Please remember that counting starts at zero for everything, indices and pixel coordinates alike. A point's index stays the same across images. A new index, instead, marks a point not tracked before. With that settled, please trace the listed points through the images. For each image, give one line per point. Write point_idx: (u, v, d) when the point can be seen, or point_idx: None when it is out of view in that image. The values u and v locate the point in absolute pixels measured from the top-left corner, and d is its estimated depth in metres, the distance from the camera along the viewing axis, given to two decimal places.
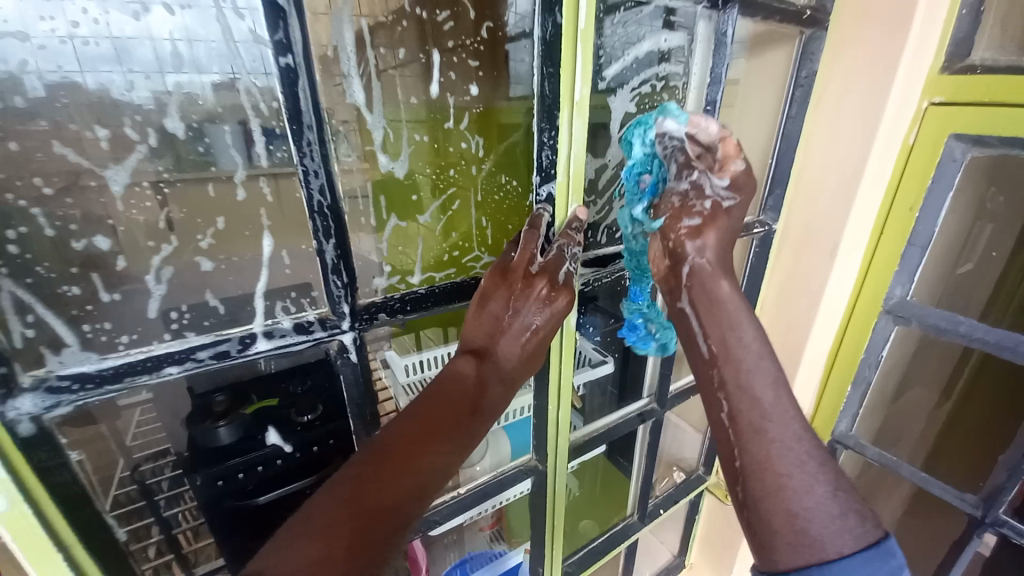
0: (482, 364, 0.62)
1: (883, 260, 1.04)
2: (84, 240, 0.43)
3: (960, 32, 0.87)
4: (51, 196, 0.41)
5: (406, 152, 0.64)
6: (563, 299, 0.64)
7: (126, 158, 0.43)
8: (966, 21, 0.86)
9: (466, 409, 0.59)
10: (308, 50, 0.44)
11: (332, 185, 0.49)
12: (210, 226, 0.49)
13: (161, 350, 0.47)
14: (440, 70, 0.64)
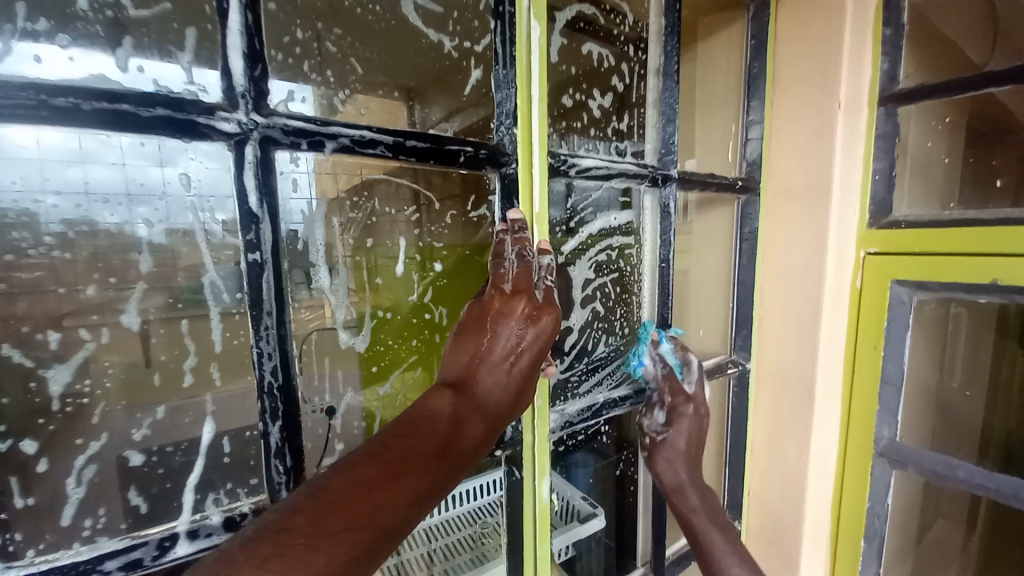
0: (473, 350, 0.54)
1: (861, 401, 1.03)
2: (10, 441, 0.42)
3: (879, 195, 0.96)
4: None
5: (368, 326, 0.65)
6: (547, 316, 0.56)
7: (72, 355, 0.49)
8: (882, 184, 0.96)
9: (445, 433, 0.48)
10: (277, 247, 0.47)
11: (286, 366, 0.48)
12: (149, 416, 0.51)
13: (66, 561, 0.39)
14: (406, 253, 0.68)
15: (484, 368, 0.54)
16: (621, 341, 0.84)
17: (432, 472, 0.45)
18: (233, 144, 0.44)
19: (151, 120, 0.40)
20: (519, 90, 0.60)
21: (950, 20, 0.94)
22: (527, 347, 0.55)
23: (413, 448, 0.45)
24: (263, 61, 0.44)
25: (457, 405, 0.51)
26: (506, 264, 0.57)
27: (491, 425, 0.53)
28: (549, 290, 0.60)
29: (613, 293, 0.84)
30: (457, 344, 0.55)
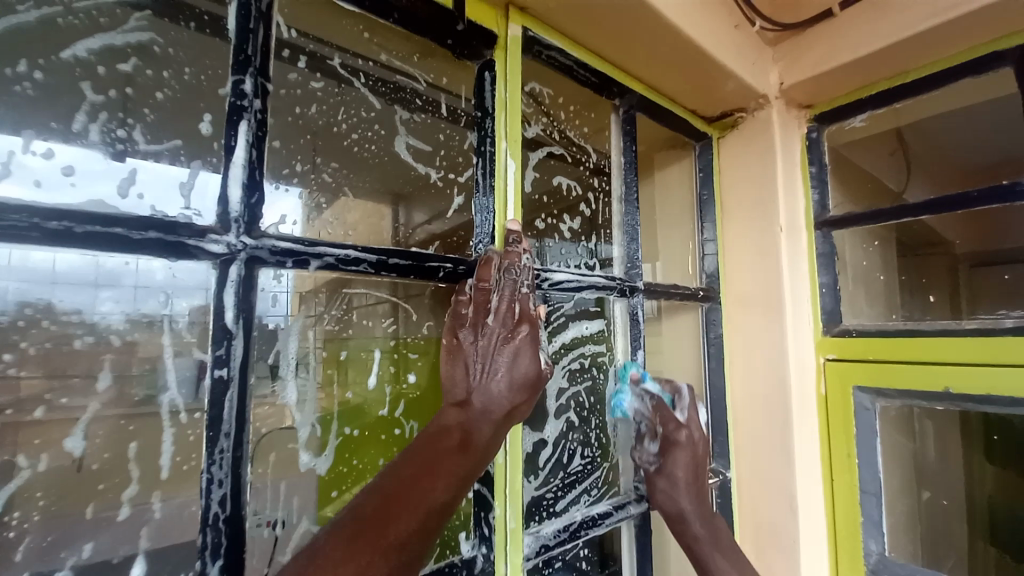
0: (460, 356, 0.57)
1: (844, 512, 1.00)
2: None
3: (827, 306, 1.05)
4: None
5: (331, 447, 0.59)
6: (525, 328, 0.60)
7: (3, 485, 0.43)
8: (829, 297, 1.05)
9: (456, 444, 0.53)
10: (246, 363, 0.46)
11: (236, 494, 0.45)
12: (71, 555, 0.42)
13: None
14: (380, 365, 0.65)
15: (479, 387, 0.56)
16: (598, 452, 0.83)
17: (453, 470, 0.51)
18: (217, 263, 0.45)
19: (139, 241, 0.42)
20: (498, 213, 0.66)
21: (867, 159, 1.10)
22: (513, 357, 0.58)
23: (436, 451, 0.52)
24: (261, 189, 0.48)
25: (463, 420, 0.55)
26: (488, 285, 0.59)
27: (498, 429, 0.56)
28: (526, 296, 0.61)
29: (590, 403, 0.83)
30: (451, 367, 0.57)
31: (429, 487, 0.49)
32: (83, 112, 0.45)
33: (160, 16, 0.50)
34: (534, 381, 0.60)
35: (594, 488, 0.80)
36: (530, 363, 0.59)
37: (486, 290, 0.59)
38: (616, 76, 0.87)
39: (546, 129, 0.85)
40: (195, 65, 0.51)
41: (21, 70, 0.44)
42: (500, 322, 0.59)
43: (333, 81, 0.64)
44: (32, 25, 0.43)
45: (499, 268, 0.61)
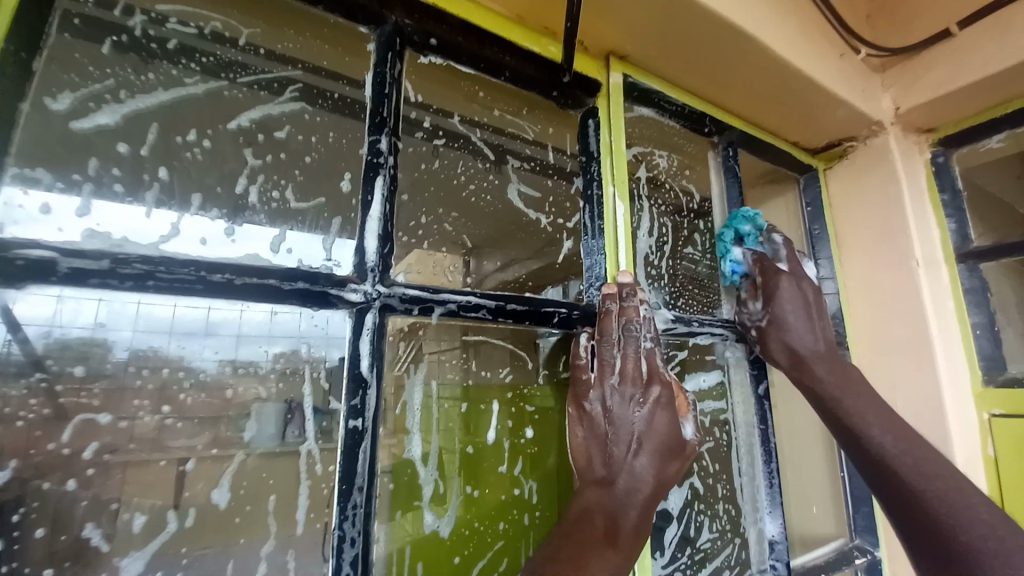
0: (589, 419, 0.55)
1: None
2: None
3: (984, 349, 0.88)
4: None
5: (453, 507, 0.58)
6: (657, 387, 0.56)
7: (151, 541, 0.42)
8: (986, 340, 0.88)
9: (603, 534, 0.48)
10: (377, 413, 0.45)
11: (366, 554, 0.42)
12: None
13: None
14: (498, 417, 0.62)
15: (617, 463, 0.53)
16: (728, 524, 0.73)
17: (602, 566, 0.45)
18: (353, 312, 0.46)
19: (289, 291, 0.43)
20: (609, 265, 0.64)
21: (997, 184, 0.94)
22: (652, 427, 0.54)
23: (579, 540, 0.46)
24: (392, 240, 0.49)
25: (605, 502, 0.51)
26: (612, 347, 0.57)
27: (645, 512, 0.51)
28: (653, 350, 0.58)
29: (713, 467, 0.74)
30: (586, 443, 0.55)
31: None
32: (245, 176, 0.51)
33: (308, 91, 0.55)
34: (675, 445, 0.55)
35: (726, 567, 0.71)
36: (668, 431, 0.55)
37: (608, 346, 0.57)
38: (714, 113, 0.83)
39: (652, 172, 0.83)
40: (338, 130, 0.56)
41: (190, 138, 0.50)
42: (629, 383, 0.55)
43: (453, 138, 0.66)
44: (200, 96, 0.50)
45: (615, 317, 0.58)
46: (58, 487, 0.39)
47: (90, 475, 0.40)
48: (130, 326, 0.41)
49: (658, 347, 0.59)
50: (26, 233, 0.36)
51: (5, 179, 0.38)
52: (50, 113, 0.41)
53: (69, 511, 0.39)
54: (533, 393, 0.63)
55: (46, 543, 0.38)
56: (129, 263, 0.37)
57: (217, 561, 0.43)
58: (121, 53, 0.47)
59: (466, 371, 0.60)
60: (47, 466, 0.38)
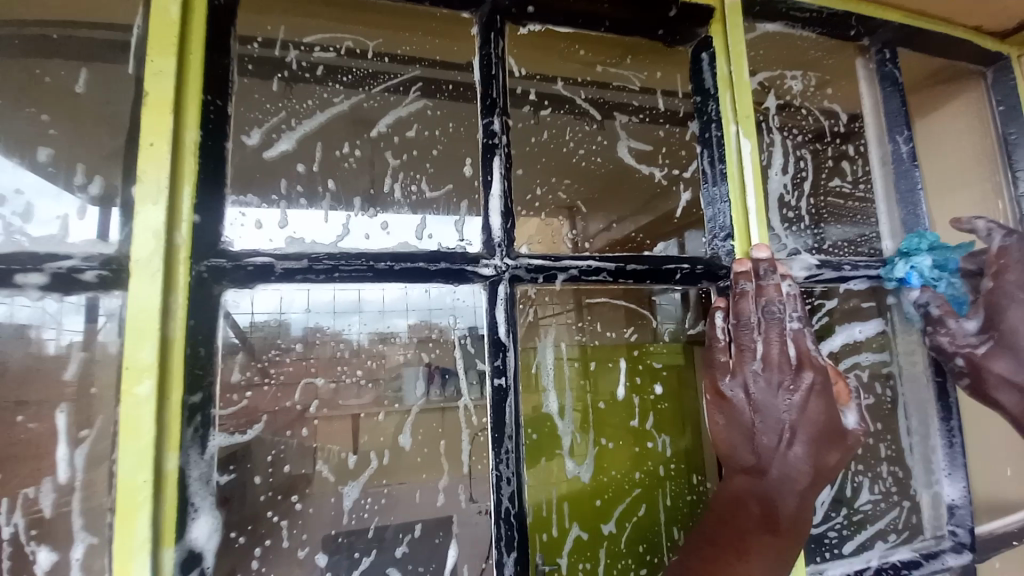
0: (731, 410, 0.53)
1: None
2: (308, 549, 0.49)
3: None
4: (298, 509, 0.51)
5: (590, 457, 0.62)
6: (809, 371, 0.52)
7: (360, 475, 0.56)
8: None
9: (761, 518, 0.50)
10: (517, 372, 0.51)
11: (521, 492, 0.49)
12: (409, 534, 0.55)
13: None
14: (627, 374, 0.64)
15: (768, 454, 0.51)
16: (894, 486, 0.66)
17: (764, 549, 0.49)
18: (487, 285, 0.51)
19: (435, 271, 0.50)
20: (738, 244, 0.59)
21: None
22: (805, 414, 0.52)
23: (740, 530, 0.50)
24: (513, 217, 0.53)
25: (757, 490, 0.51)
26: (751, 331, 0.52)
27: (804, 498, 0.51)
28: (801, 332, 0.54)
29: (875, 428, 0.67)
30: (728, 430, 0.53)
31: None
32: (389, 176, 0.62)
33: (427, 87, 0.63)
34: (831, 429, 0.53)
35: (892, 530, 0.64)
36: (823, 415, 0.52)
37: (749, 330, 0.52)
38: (862, 12, 0.68)
39: (783, 100, 0.75)
40: (455, 120, 0.61)
41: (345, 151, 0.60)
42: (777, 372, 0.52)
43: (558, 103, 0.69)
44: (347, 112, 0.61)
45: (754, 296, 0.54)
46: (296, 433, 0.52)
47: (315, 424, 0.53)
48: (329, 315, 0.53)
49: (806, 327, 0.54)
50: (246, 244, 0.47)
51: (228, 203, 0.47)
52: (248, 148, 0.50)
53: (306, 448, 0.52)
54: (657, 351, 0.65)
55: (291, 475, 0.51)
56: (318, 261, 0.47)
57: (408, 491, 0.57)
58: (285, 85, 0.55)
59: (592, 334, 0.63)
60: (286, 418, 0.51)
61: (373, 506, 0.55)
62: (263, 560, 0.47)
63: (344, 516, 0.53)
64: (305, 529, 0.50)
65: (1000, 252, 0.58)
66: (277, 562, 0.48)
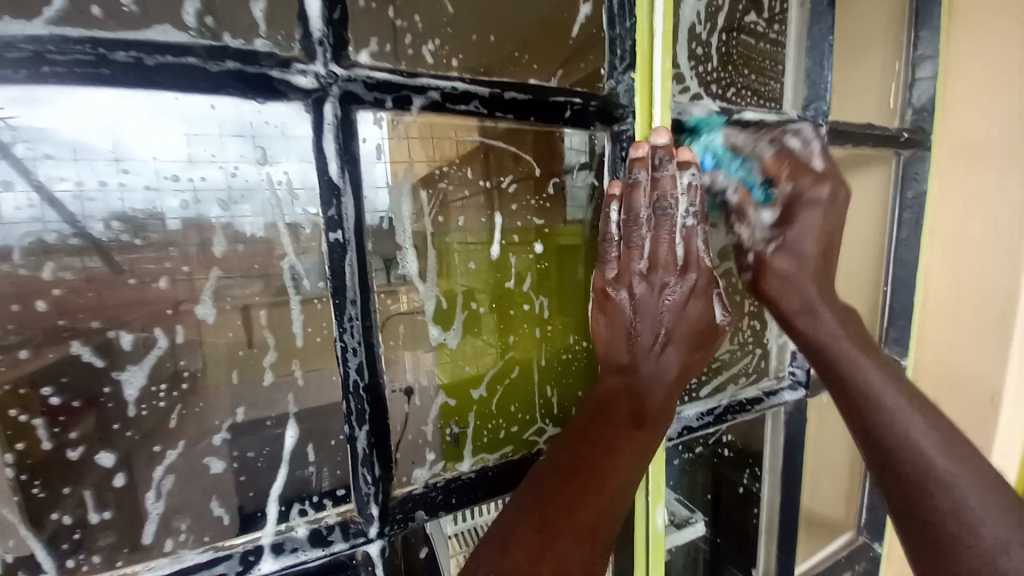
0: (615, 314, 0.51)
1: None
2: (82, 449, 0.37)
3: None
4: (57, 406, 0.36)
5: (459, 322, 0.54)
6: (696, 276, 0.50)
7: (145, 356, 0.39)
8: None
9: (631, 417, 0.49)
10: (360, 225, 0.40)
11: (372, 363, 0.42)
12: (228, 419, 0.42)
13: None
14: (504, 233, 0.54)
15: (643, 354, 0.51)
16: (750, 338, 0.72)
17: (632, 450, 0.48)
18: (310, 103, 0.38)
19: (219, 75, 0.35)
20: (639, 124, 0.52)
21: None
22: (685, 318, 0.51)
23: (610, 431, 0.48)
24: (342, 2, 0.38)
25: (630, 388, 0.50)
26: (639, 227, 0.49)
27: (670, 394, 0.51)
28: (692, 230, 0.50)
29: (743, 286, 0.70)
30: (610, 332, 0.52)
31: (612, 487, 0.46)
32: None
33: None
34: (706, 332, 0.53)
35: (743, 375, 0.71)
36: (702, 319, 0.52)
37: (639, 229, 0.49)
38: None
39: None
40: None
41: None
42: (664, 275, 0.50)
43: None
44: None
45: (651, 183, 0.49)
46: (25, 307, 0.35)
47: (59, 295, 0.36)
48: (97, 177, 0.35)
49: (700, 224, 0.50)
50: None
51: None
52: None
53: (47, 329, 0.36)
54: (563, 232, 0.57)
55: (31, 363, 0.35)
56: (12, 45, 0.30)
57: (220, 374, 0.43)
58: None
59: (489, 198, 0.52)
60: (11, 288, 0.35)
61: (168, 392, 0.40)
62: (25, 465, 0.36)
63: (130, 407, 0.39)
64: (73, 426, 0.37)
65: (777, 158, 0.56)
66: (48, 467, 0.37)
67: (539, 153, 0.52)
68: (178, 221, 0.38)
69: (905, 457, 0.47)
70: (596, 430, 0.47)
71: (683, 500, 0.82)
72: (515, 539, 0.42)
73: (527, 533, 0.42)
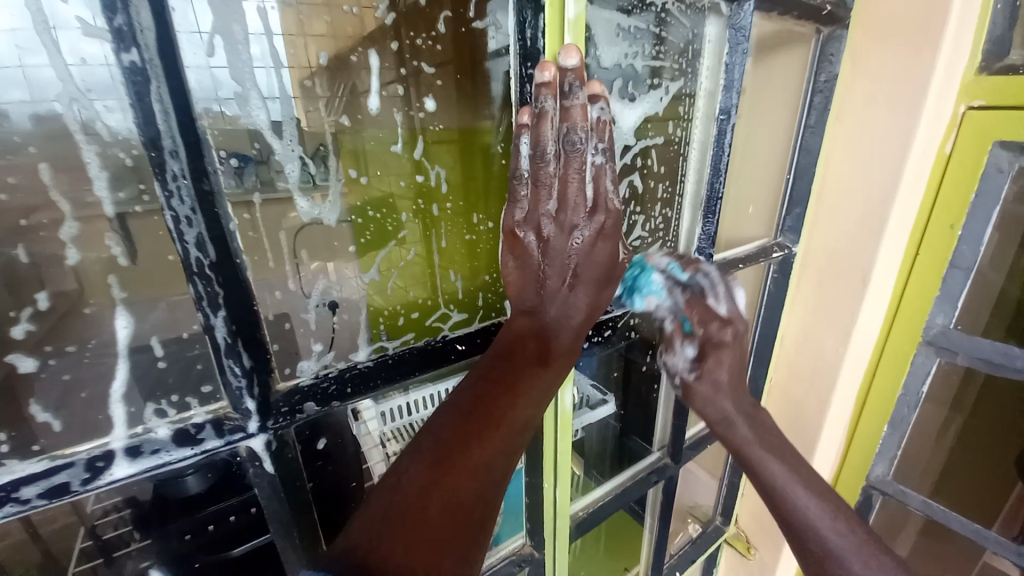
0: (522, 260, 0.50)
1: (912, 303, 0.86)
2: None
3: (998, 29, 0.69)
4: None
5: (337, 195, 0.52)
6: (602, 217, 0.49)
7: None
8: (1002, 18, 0.69)
9: (534, 355, 0.50)
10: (169, 47, 0.30)
11: (218, 236, 0.34)
12: (26, 305, 0.36)
13: None
14: (380, 77, 0.51)
15: (551, 294, 0.51)
16: (661, 225, 0.72)
17: (533, 387, 0.49)
18: None
19: None
20: (549, 42, 0.45)
21: None
22: (590, 258, 0.51)
23: (514, 371, 0.48)
24: None
25: (537, 328, 0.51)
26: (548, 164, 0.45)
27: (577, 334, 0.53)
28: (602, 168, 0.47)
29: (659, 171, 0.68)
30: (518, 275, 0.51)
31: (514, 421, 0.46)
32: None
33: None
34: (608, 270, 0.53)
35: None
36: (606, 258, 0.52)
37: (547, 166, 0.45)
38: None
39: None
40: None
41: None
42: (575, 215, 0.48)
43: None
44: None
45: (558, 108, 0.44)
46: None
47: None
48: None
49: (609, 164, 0.48)
50: None
51: None
52: None
53: None
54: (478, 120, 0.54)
55: None
56: None
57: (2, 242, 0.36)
58: None
59: (397, 69, 0.52)
60: None
61: None
62: None
63: None
64: None
65: (688, 302, 0.62)
66: None
67: (419, 28, 0.50)
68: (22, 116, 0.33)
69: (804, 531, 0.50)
70: (499, 370, 0.47)
71: (597, 385, 0.86)
72: (411, 475, 0.38)
73: (425, 468, 0.39)
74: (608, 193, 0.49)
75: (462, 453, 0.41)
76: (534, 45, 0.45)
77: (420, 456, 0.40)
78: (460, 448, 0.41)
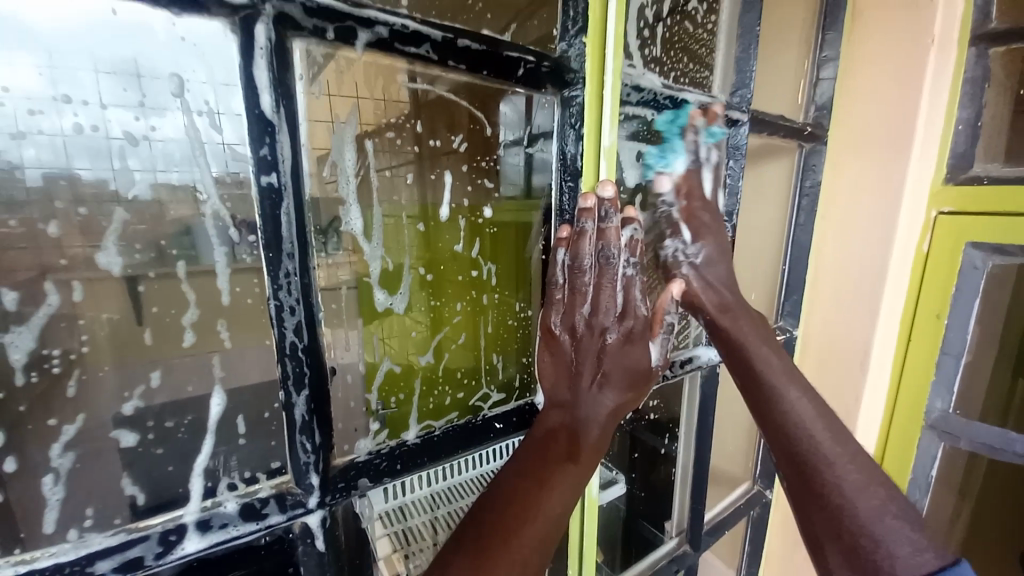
0: (553, 354, 0.55)
1: (910, 389, 0.90)
2: None
3: (959, 147, 0.80)
4: None
5: (405, 286, 0.52)
6: (631, 321, 0.54)
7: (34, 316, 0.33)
8: (963, 137, 0.80)
9: (567, 448, 0.52)
10: (297, 169, 0.37)
11: (312, 322, 0.39)
12: (140, 384, 0.37)
13: (48, 562, 0.32)
14: (452, 193, 0.52)
15: (582, 389, 0.55)
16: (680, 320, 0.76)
17: (566, 481, 0.50)
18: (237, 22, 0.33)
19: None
20: (586, 177, 0.54)
21: None
22: (620, 358, 0.55)
23: (548, 463, 0.51)
24: None
25: (570, 421, 0.54)
26: (584, 274, 0.51)
27: (607, 429, 0.56)
28: (632, 279, 0.53)
29: None
30: (551, 367, 0.56)
31: (548, 517, 0.48)
32: None
33: None
34: (638, 368, 0.57)
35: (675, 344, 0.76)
36: (635, 357, 0.56)
37: (579, 273, 0.51)
38: None
39: None
40: None
41: None
42: (603, 320, 0.53)
43: None
44: None
45: (591, 228, 0.51)
46: None
47: None
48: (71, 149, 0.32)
49: (638, 275, 0.54)
50: None
51: None
52: None
53: None
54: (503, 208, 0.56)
55: None
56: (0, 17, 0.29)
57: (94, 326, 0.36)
58: None
59: (463, 188, 0.53)
60: None
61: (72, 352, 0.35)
62: None
63: None
64: None
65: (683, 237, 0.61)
66: None
67: (485, 153, 0.53)
68: (90, 201, 0.34)
69: (804, 455, 0.50)
70: (533, 462, 0.50)
71: (608, 464, 0.84)
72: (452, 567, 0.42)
73: (465, 561, 0.43)
74: (636, 302, 0.54)
75: (497, 546, 0.44)
76: (575, 165, 0.54)
77: (462, 547, 0.44)
78: (496, 542, 0.44)
